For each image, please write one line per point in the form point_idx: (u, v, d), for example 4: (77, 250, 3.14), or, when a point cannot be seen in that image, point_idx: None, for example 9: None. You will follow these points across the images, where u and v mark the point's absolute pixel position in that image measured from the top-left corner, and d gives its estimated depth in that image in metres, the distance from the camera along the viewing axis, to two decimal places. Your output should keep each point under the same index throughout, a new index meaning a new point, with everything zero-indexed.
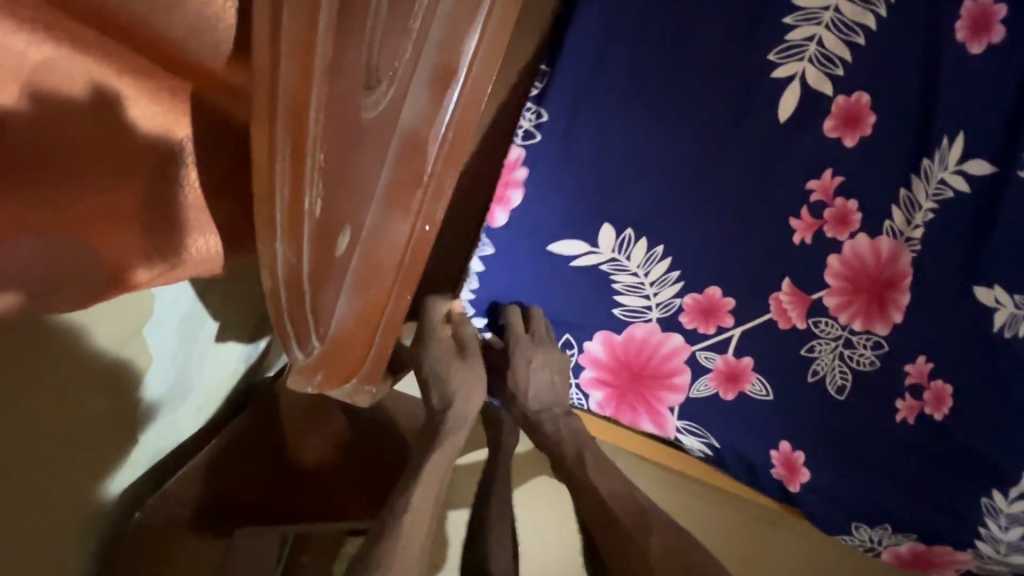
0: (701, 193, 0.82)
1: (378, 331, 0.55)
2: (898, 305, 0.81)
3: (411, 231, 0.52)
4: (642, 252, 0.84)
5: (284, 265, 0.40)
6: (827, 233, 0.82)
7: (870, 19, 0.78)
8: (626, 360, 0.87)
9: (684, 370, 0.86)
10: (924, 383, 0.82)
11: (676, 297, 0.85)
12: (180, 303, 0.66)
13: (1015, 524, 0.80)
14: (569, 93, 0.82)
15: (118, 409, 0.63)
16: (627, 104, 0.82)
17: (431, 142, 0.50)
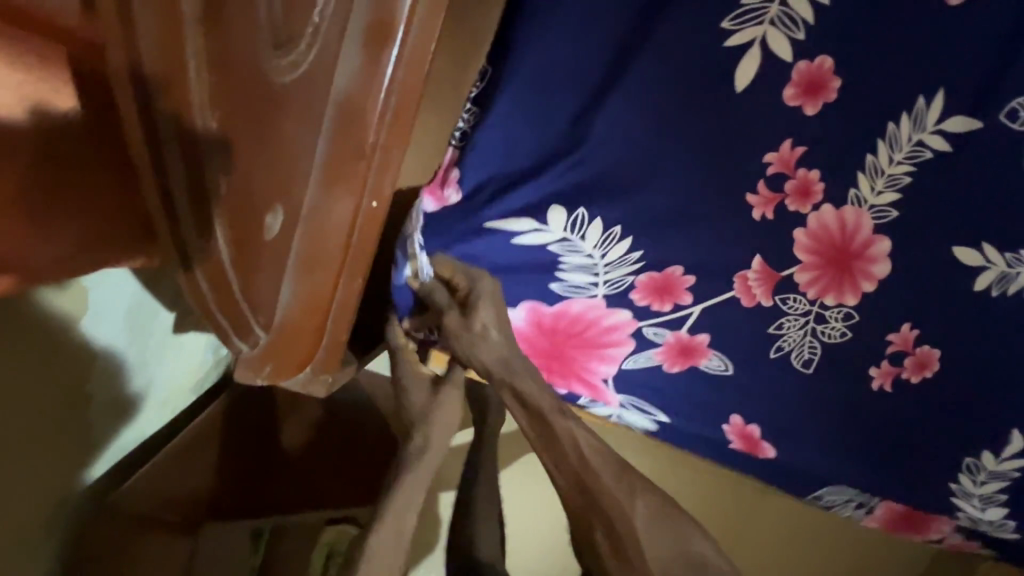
0: (665, 166, 0.72)
1: (330, 317, 0.52)
2: (869, 276, 0.74)
3: (356, 209, 0.48)
4: (597, 232, 0.75)
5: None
6: (789, 207, 0.72)
7: None
8: (558, 334, 0.82)
9: (625, 342, 0.81)
10: (909, 349, 0.77)
11: (629, 275, 0.77)
12: (117, 294, 0.63)
13: (993, 478, 0.81)
14: (523, 78, 0.70)
15: (64, 403, 0.62)
16: (588, 75, 0.70)
17: (372, 111, 0.44)
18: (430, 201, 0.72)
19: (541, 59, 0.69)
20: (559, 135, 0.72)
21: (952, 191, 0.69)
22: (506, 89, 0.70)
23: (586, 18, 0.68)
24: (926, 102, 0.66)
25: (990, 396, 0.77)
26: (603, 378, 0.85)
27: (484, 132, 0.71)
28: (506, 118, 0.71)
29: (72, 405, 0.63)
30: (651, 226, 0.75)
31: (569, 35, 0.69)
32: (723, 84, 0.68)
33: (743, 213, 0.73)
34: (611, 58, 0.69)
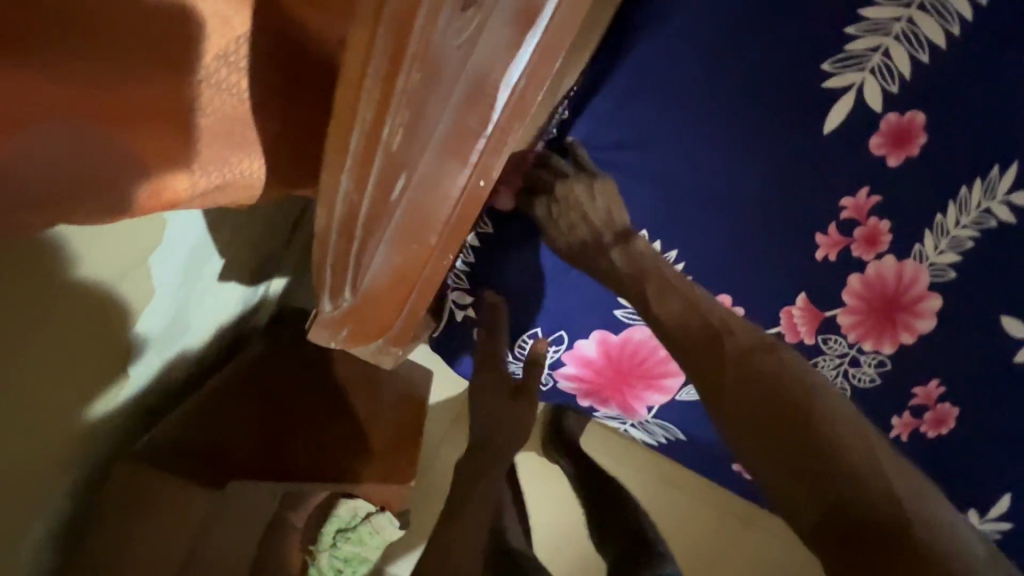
0: (735, 194, 0.72)
1: (414, 289, 0.52)
2: (911, 330, 0.76)
3: (465, 185, 0.48)
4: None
5: (345, 207, 0.39)
6: (854, 252, 0.73)
7: (940, 36, 0.64)
8: (619, 362, 0.80)
9: (677, 374, 0.78)
10: (929, 404, 0.79)
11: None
12: (189, 237, 0.61)
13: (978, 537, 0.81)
14: (623, 89, 0.70)
15: (110, 347, 0.57)
16: (681, 92, 0.70)
17: (501, 89, 0.44)
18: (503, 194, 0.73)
19: (642, 73, 0.70)
20: (646, 148, 0.72)
21: (1005, 259, 0.71)
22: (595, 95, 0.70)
23: (694, 39, 0.68)
24: (1000, 172, 0.68)
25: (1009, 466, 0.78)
26: (647, 409, 0.82)
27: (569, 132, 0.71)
28: (595, 123, 0.71)
29: (124, 342, 0.59)
30: (711, 250, 0.75)
31: (666, 51, 0.69)
32: (807, 126, 0.69)
33: (803, 249, 0.74)
34: (708, 81, 0.69)
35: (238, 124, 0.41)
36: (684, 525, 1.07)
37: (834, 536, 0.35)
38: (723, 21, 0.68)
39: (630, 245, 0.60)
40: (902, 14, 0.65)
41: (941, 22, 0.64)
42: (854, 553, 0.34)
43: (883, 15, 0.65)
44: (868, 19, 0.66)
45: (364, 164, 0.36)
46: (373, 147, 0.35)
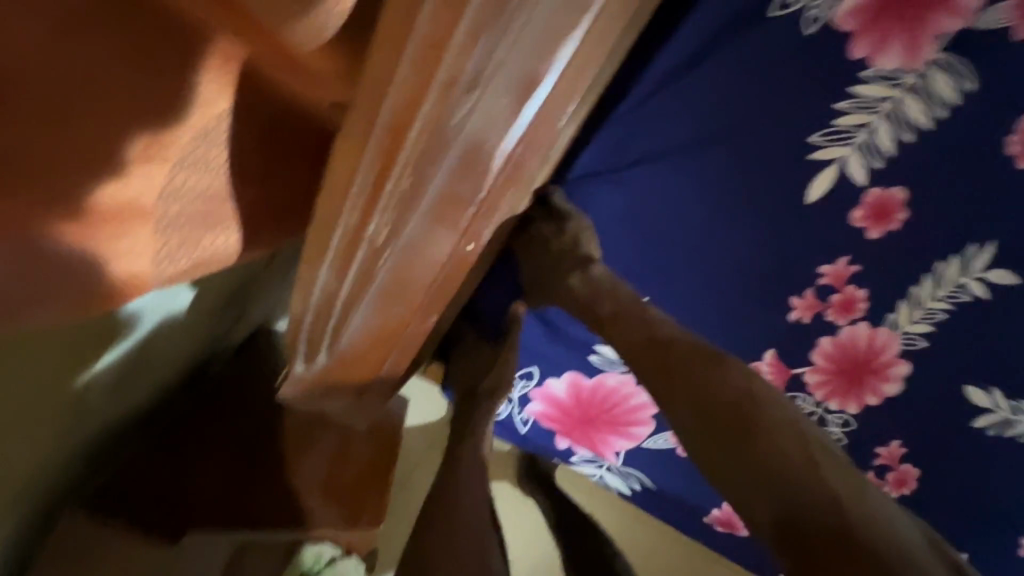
0: (715, 252, 0.74)
1: (395, 349, 0.51)
2: (876, 391, 0.77)
3: (453, 249, 0.47)
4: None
5: (323, 290, 0.44)
6: (827, 316, 0.74)
7: (925, 119, 0.66)
8: (589, 406, 0.79)
9: (646, 423, 0.77)
10: (892, 464, 0.81)
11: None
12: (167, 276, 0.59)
13: None
14: (615, 144, 0.71)
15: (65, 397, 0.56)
16: (671, 149, 0.71)
17: (496, 156, 0.44)
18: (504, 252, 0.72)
19: (634, 129, 0.71)
20: (632, 203, 0.73)
21: (975, 333, 0.73)
22: (585, 156, 0.72)
23: (688, 99, 0.69)
24: (977, 251, 0.69)
25: (962, 527, 0.79)
26: (615, 454, 0.81)
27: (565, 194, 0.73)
28: (587, 183, 0.73)
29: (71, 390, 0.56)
30: (690, 303, 0.76)
31: (658, 111, 0.70)
32: (791, 193, 0.70)
33: (780, 311, 0.75)
34: (698, 139, 0.70)
35: (217, 198, 0.44)
36: (649, 564, 1.08)
37: (792, 542, 0.34)
38: (721, 83, 0.68)
39: (590, 270, 0.58)
40: (891, 95, 0.66)
41: (929, 106, 0.65)
42: (809, 558, 0.33)
43: (874, 93, 0.66)
44: (860, 95, 0.66)
45: (346, 255, 0.42)
46: (357, 241, 0.42)
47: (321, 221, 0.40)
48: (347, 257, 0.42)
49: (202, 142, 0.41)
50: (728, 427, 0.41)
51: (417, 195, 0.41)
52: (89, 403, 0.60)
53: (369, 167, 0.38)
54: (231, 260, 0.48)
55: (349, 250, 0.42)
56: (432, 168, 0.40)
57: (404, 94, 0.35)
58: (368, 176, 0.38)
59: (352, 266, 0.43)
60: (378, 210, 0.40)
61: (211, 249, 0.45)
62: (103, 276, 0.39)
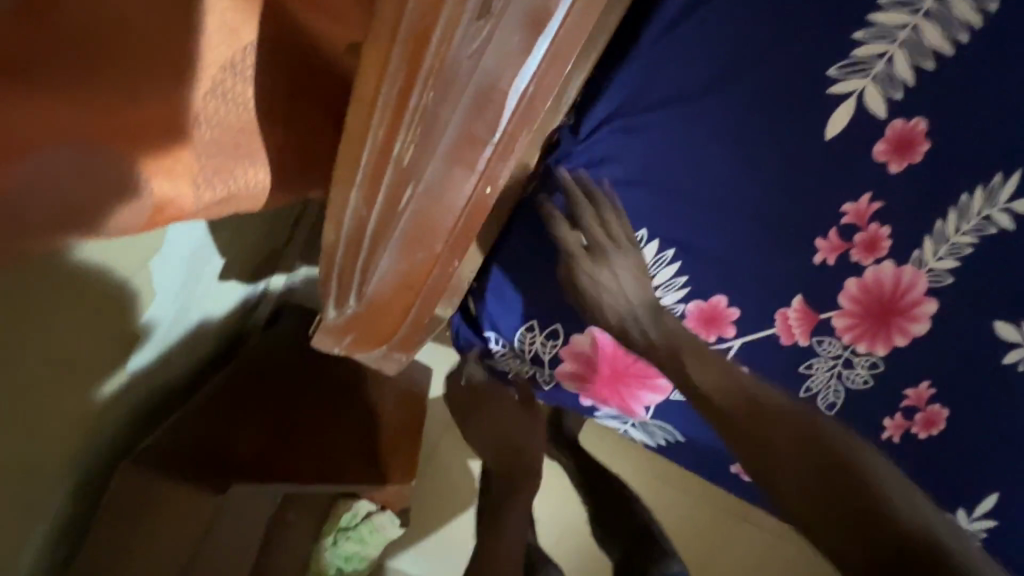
0: (741, 199, 0.69)
1: (418, 298, 0.51)
2: (904, 332, 0.76)
3: (471, 193, 0.47)
4: (651, 254, 0.70)
5: (354, 216, 0.45)
6: (852, 257, 0.72)
7: (948, 46, 0.65)
8: (616, 362, 0.75)
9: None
10: (920, 405, 0.80)
11: (679, 302, 0.72)
12: (189, 238, 0.61)
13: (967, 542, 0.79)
14: (633, 89, 0.67)
15: (111, 346, 0.58)
16: (689, 90, 0.67)
17: (509, 97, 0.44)
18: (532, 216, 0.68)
19: (652, 73, 0.67)
20: (656, 149, 0.67)
21: (997, 264, 0.72)
22: (601, 102, 0.66)
23: (702, 40, 0.67)
24: (1002, 180, 0.68)
25: (990, 462, 0.80)
26: (644, 409, 0.78)
27: (581, 147, 0.66)
28: (604, 134, 0.66)
29: (120, 337, 0.59)
30: (720, 255, 0.70)
31: (674, 53, 0.67)
32: (810, 130, 0.68)
33: (803, 255, 0.71)
34: (717, 80, 0.67)
35: (242, 135, 0.46)
36: (671, 520, 1.10)
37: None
38: (732, 22, 0.67)
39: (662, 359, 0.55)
40: (908, 22, 0.65)
41: (949, 34, 0.65)
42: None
43: (891, 22, 0.65)
44: (876, 25, 0.65)
45: (374, 182, 0.43)
46: (384, 163, 0.42)
47: (349, 152, 0.42)
48: (375, 185, 0.44)
49: (229, 74, 0.43)
50: (823, 465, 0.43)
51: (433, 127, 0.42)
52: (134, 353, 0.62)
53: (392, 93, 0.39)
54: (252, 203, 0.50)
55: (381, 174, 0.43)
56: (448, 101, 0.41)
57: (423, 6, 0.36)
58: (393, 90, 0.39)
59: (379, 191, 0.44)
60: (403, 126, 0.41)
61: (241, 182, 0.47)
62: (145, 203, 0.39)
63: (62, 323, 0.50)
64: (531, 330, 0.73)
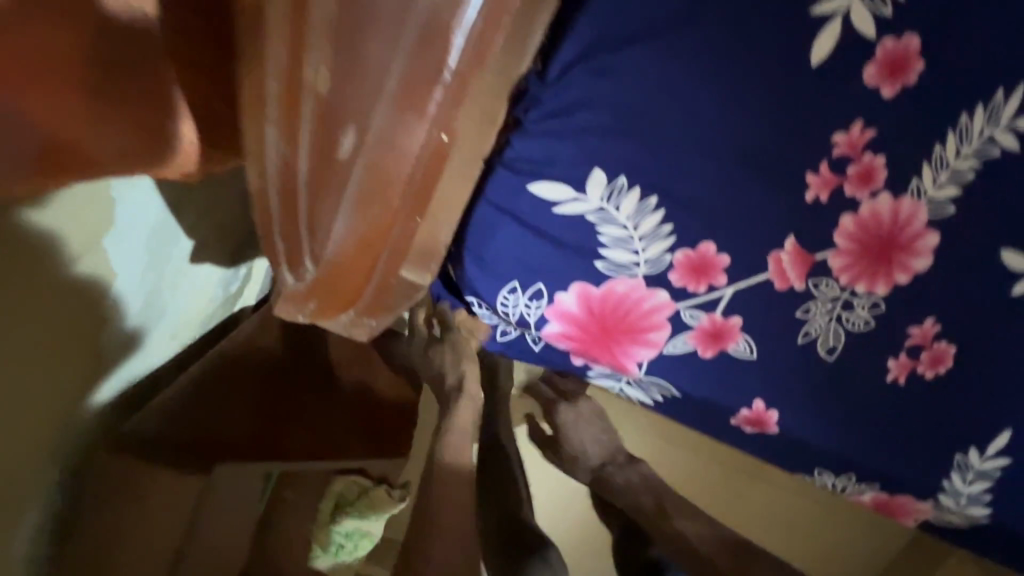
0: (724, 137, 0.65)
1: (381, 257, 0.49)
2: (906, 268, 0.72)
3: (426, 141, 0.44)
4: (633, 203, 0.66)
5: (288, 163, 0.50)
6: (845, 191, 0.68)
7: None
8: (604, 318, 0.72)
9: (663, 326, 0.73)
10: (927, 343, 0.77)
11: (667, 252, 0.69)
12: (146, 217, 0.68)
13: (980, 478, 0.83)
14: (605, 24, 0.61)
15: (77, 315, 0.63)
16: (664, 20, 0.62)
17: (457, 31, 0.41)
18: (503, 172, 0.65)
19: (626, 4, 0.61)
20: (633, 89, 0.63)
21: (998, 186, 0.69)
22: (570, 40, 0.61)
23: None
24: (1004, 96, 0.66)
25: (995, 392, 0.79)
26: (637, 366, 0.76)
27: (549, 93, 0.62)
28: (572, 77, 0.62)
29: (82, 304, 0.64)
30: (705, 199, 0.67)
31: None
32: (795, 56, 0.63)
33: (795, 192, 0.67)
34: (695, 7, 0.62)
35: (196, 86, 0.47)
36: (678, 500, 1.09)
37: None
38: None
39: (634, 468, 0.76)
40: None
41: None
42: None
43: None
44: None
45: (296, 112, 0.47)
46: (298, 90, 0.47)
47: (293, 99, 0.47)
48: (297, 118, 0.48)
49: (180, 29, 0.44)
50: None
51: (355, 66, 0.44)
52: (104, 326, 0.67)
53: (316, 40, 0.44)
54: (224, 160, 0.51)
55: (305, 109, 0.46)
56: (365, 35, 0.42)
57: None
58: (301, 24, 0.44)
59: (303, 129, 0.47)
60: (312, 44, 0.44)
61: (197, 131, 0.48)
62: None
63: (13, 293, 0.56)
64: (514, 292, 0.70)
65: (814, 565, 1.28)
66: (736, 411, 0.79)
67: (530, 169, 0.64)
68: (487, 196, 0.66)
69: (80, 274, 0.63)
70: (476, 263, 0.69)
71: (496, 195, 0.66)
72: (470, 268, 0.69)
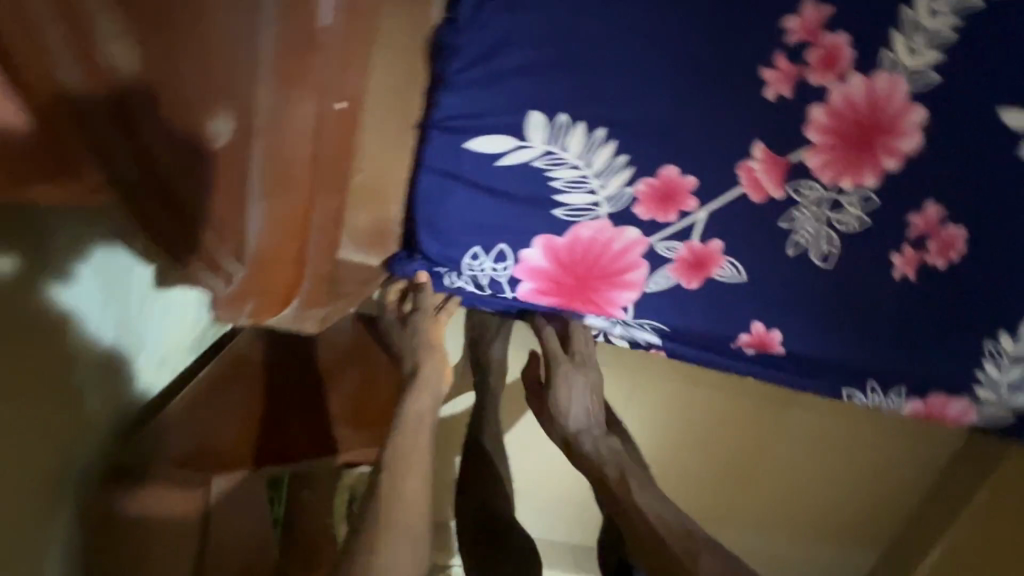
0: (664, 47, 0.60)
1: (308, 240, 0.47)
2: (894, 151, 0.66)
3: (320, 112, 0.43)
4: (580, 140, 0.62)
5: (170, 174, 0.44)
6: (809, 80, 0.62)
7: None
8: (576, 268, 0.69)
9: (640, 265, 0.69)
10: (933, 230, 0.71)
11: (627, 185, 0.65)
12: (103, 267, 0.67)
13: (1017, 363, 0.78)
14: None
15: (42, 366, 0.63)
16: None
17: None
18: (437, 134, 0.61)
19: None
20: (553, 16, 0.58)
21: (985, 43, 0.62)
22: None
23: None
24: None
25: (1019, 267, 0.72)
26: (622, 310, 0.73)
27: (464, 40, 0.58)
28: (485, 19, 0.57)
29: (61, 355, 0.65)
30: (656, 119, 0.62)
31: None
32: None
33: (753, 94, 0.62)
34: None
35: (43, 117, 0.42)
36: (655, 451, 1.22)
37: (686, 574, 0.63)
38: None
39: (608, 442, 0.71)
40: None
41: None
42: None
43: None
44: None
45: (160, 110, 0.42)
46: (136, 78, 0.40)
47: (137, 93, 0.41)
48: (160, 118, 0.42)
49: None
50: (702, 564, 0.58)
51: (197, 50, 0.40)
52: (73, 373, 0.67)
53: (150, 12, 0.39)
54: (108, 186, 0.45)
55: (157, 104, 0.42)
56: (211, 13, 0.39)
57: None
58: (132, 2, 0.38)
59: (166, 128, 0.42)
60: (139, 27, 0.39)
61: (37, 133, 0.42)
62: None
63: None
64: (477, 257, 0.68)
65: (861, 478, 1.25)
66: (735, 339, 0.75)
67: (463, 126, 0.61)
68: (426, 163, 0.63)
69: (49, 326, 0.63)
70: (432, 235, 0.66)
71: (435, 160, 0.62)
72: (428, 240, 0.66)
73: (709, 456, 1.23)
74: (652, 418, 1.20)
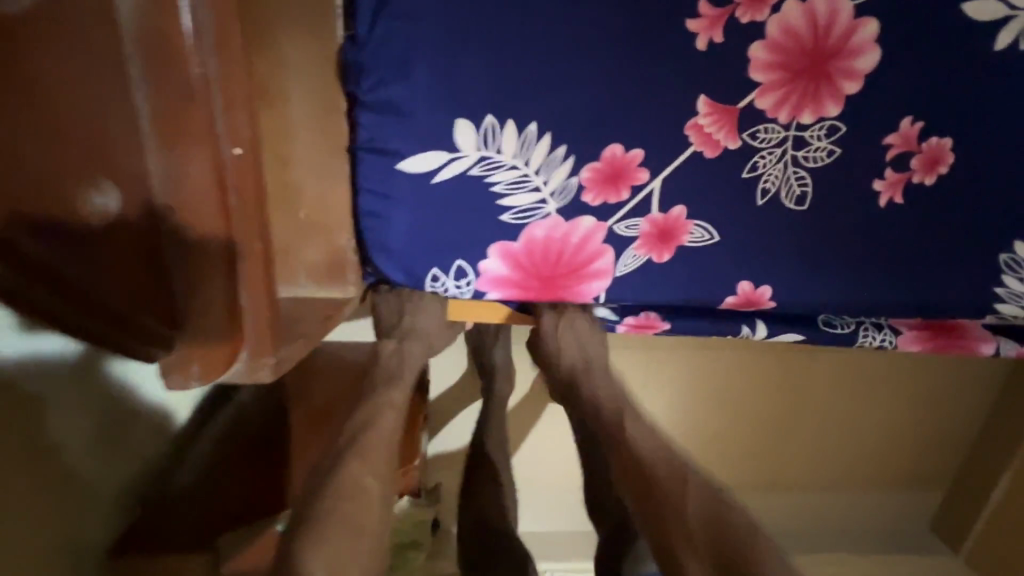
0: (579, 17, 0.57)
1: (239, 297, 0.46)
2: (852, 75, 0.61)
3: (216, 162, 0.42)
4: (513, 138, 0.60)
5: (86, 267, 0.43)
6: (740, 19, 0.58)
7: None
8: (539, 269, 0.67)
9: (604, 251, 0.66)
10: (914, 147, 0.65)
11: (571, 176, 0.62)
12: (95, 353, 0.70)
13: None
14: None
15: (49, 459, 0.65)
16: None
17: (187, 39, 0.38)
18: (366, 157, 0.60)
19: None
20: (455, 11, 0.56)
21: None
22: None
23: None
24: None
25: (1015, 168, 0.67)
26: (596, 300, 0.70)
27: (370, 57, 0.56)
28: (385, 30, 0.55)
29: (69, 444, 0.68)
30: (588, 94, 0.59)
31: None
32: None
33: (686, 47, 0.59)
34: None
35: None
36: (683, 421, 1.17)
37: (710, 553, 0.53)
38: None
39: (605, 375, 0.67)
40: None
41: None
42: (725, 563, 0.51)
43: None
44: None
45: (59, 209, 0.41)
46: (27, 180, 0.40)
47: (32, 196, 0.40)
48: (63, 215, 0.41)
49: None
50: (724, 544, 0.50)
51: (72, 135, 0.39)
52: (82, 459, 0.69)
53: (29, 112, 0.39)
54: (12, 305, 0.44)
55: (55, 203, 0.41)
56: (80, 98, 0.39)
57: None
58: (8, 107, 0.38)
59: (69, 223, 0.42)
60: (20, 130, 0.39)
61: None
62: None
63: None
64: (438, 278, 0.66)
65: (903, 415, 1.19)
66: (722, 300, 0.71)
67: (389, 145, 0.60)
68: (361, 189, 0.62)
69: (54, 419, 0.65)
70: (386, 258, 0.65)
71: (370, 184, 0.61)
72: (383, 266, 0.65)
73: (742, 416, 1.18)
74: (672, 389, 1.15)
